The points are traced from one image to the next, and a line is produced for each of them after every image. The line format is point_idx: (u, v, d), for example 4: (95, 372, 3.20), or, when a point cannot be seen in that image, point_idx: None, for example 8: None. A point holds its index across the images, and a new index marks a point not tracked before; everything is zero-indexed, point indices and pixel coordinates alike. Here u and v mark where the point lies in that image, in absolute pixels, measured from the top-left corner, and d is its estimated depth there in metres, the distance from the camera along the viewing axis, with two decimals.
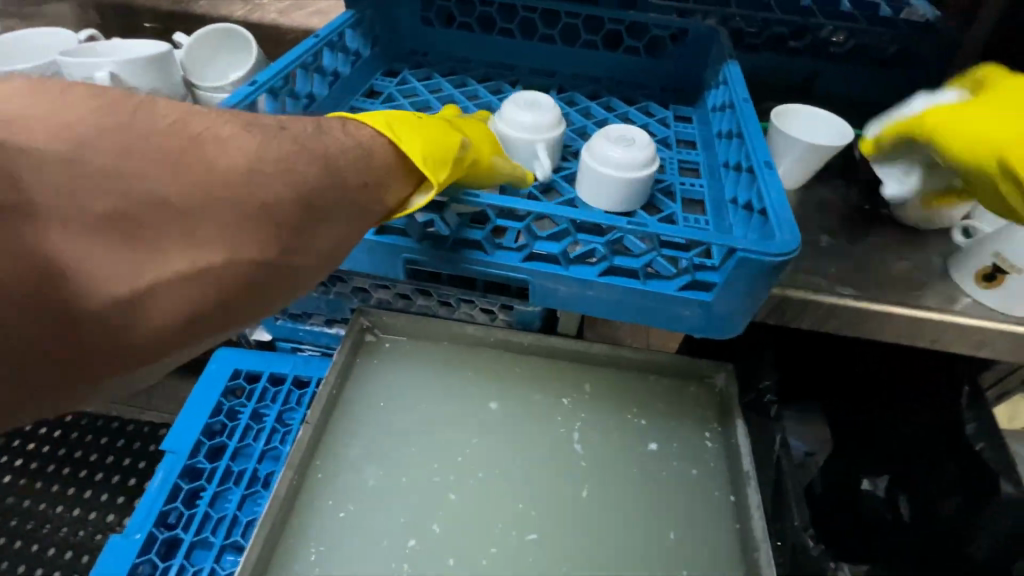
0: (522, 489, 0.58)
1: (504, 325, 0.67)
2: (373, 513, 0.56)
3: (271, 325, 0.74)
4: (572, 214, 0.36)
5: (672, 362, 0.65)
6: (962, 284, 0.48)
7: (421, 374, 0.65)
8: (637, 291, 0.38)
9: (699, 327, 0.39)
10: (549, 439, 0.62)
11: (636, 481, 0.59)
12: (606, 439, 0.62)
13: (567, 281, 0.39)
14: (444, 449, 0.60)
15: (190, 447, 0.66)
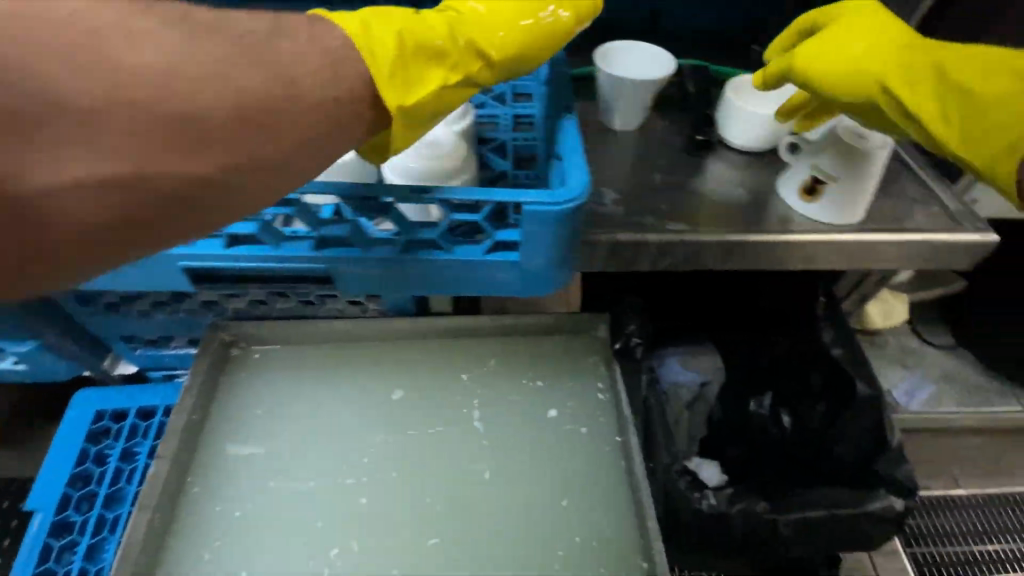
0: (408, 471, 0.55)
1: (377, 314, 0.64)
2: (247, 540, 0.50)
3: (130, 357, 0.67)
4: (347, 188, 0.32)
5: (556, 321, 0.64)
6: (789, 202, 0.48)
7: (297, 379, 0.60)
8: (442, 262, 0.35)
9: (518, 288, 0.37)
10: (436, 418, 0.58)
11: (533, 450, 0.56)
12: (495, 408, 0.59)
13: (367, 264, 0.35)
14: (327, 455, 0.55)
15: (56, 502, 0.61)
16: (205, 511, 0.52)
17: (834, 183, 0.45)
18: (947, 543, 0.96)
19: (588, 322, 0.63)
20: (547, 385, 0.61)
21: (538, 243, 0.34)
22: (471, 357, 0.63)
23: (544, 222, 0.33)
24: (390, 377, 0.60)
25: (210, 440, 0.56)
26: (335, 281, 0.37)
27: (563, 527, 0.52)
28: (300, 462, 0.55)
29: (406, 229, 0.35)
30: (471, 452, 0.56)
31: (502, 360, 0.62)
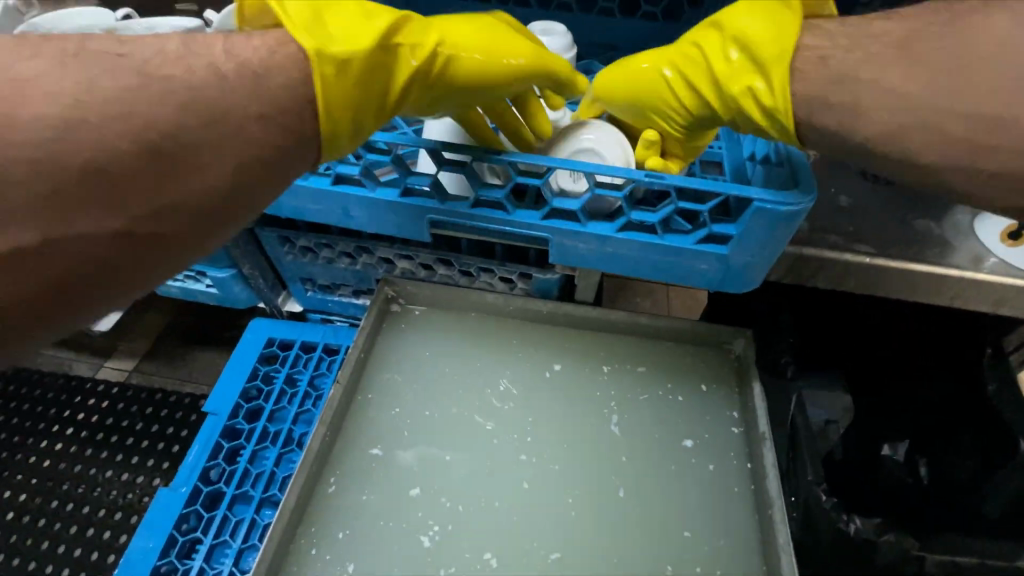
0: (546, 452, 0.59)
1: (524, 293, 0.69)
2: (398, 479, 0.58)
3: (302, 297, 0.76)
4: (595, 168, 0.36)
5: (694, 330, 0.66)
6: (984, 241, 0.47)
7: (451, 346, 0.67)
8: (656, 247, 0.38)
9: (718, 281, 0.39)
10: (576, 407, 0.62)
11: (661, 462, 0.59)
12: (630, 410, 0.62)
13: (585, 238, 0.39)
14: (471, 423, 0.61)
15: (229, 409, 0.70)
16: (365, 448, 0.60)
17: None
18: None
19: (725, 334, 0.65)
20: (688, 398, 0.63)
21: (756, 243, 0.36)
22: (606, 355, 0.66)
23: (770, 220, 0.35)
24: (540, 358, 0.66)
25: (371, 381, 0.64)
26: (548, 251, 0.41)
27: (678, 549, 0.54)
28: (451, 422, 0.61)
29: (630, 212, 0.38)
30: (604, 449, 0.60)
31: (641, 362, 0.65)
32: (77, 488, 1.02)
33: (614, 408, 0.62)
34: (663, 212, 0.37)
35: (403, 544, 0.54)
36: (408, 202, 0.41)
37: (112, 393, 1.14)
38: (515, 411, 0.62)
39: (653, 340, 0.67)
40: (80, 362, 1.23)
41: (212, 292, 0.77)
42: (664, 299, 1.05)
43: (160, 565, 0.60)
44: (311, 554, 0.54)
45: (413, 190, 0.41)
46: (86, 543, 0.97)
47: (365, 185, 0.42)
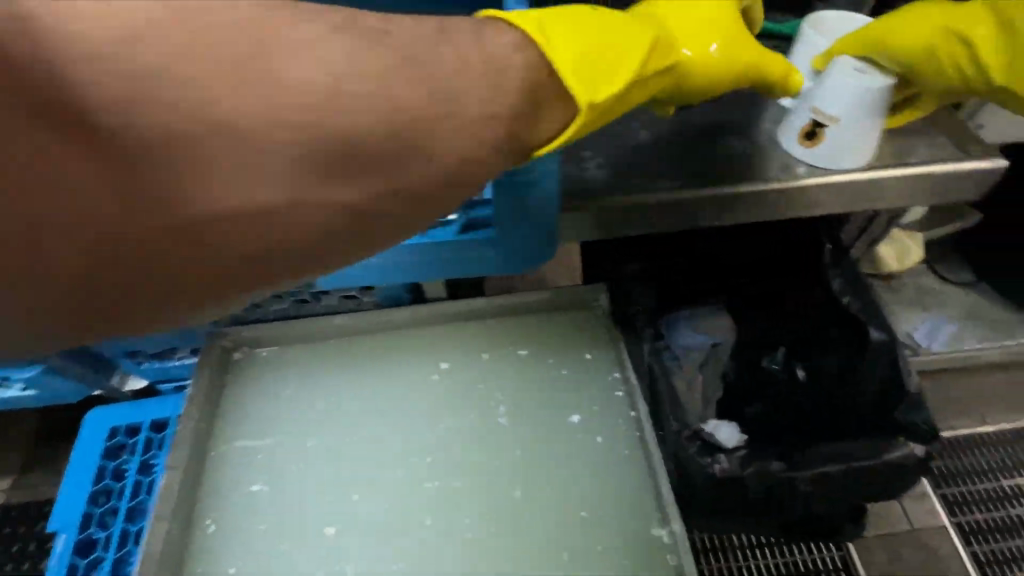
0: (433, 470, 0.55)
1: (373, 306, 0.63)
2: (270, 540, 0.52)
3: (137, 371, 0.69)
4: None
5: (557, 297, 0.63)
6: (786, 147, 0.46)
7: (310, 380, 0.61)
8: None
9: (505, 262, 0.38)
10: (457, 412, 0.58)
11: (547, 446, 0.56)
12: (514, 399, 0.58)
13: None
14: (345, 458, 0.56)
15: (80, 520, 0.62)
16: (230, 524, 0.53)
17: (835, 124, 0.43)
18: (972, 480, 0.96)
19: (589, 293, 0.62)
20: (570, 371, 0.59)
21: None
22: (478, 347, 0.62)
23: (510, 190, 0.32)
24: (408, 368, 0.61)
25: (225, 446, 0.57)
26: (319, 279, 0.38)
27: (575, 537, 0.51)
28: (325, 467, 0.56)
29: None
30: (492, 448, 0.56)
31: (516, 344, 0.62)
32: None
33: (496, 402, 0.58)
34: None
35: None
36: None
37: None
38: (393, 435, 0.57)
39: (520, 318, 0.63)
40: None
41: (30, 394, 0.66)
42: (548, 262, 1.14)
43: None
44: None
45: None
46: None
47: None
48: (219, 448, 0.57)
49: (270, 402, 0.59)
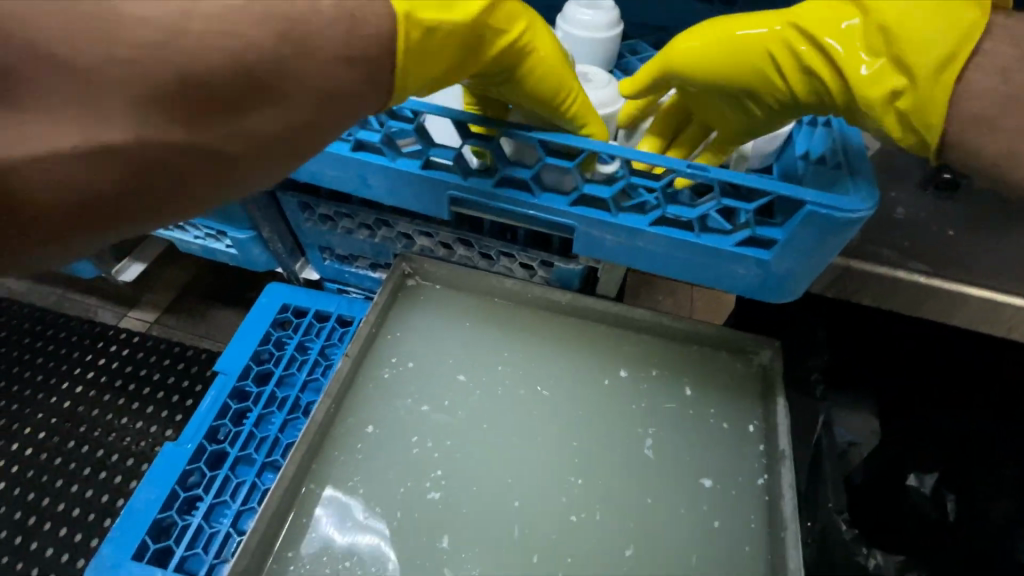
0: (562, 460, 0.57)
1: (543, 282, 0.65)
2: (395, 481, 0.56)
3: (318, 265, 0.75)
4: (632, 153, 0.32)
5: (720, 336, 0.62)
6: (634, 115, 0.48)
7: (470, 339, 0.65)
8: (688, 245, 0.34)
9: (753, 288, 0.35)
10: (594, 418, 0.59)
11: (673, 504, 0.54)
12: (663, 430, 0.58)
13: (614, 229, 0.35)
14: (477, 432, 0.58)
15: (239, 370, 0.70)
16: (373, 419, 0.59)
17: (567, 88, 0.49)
18: None
19: (753, 343, 0.61)
20: (729, 428, 0.58)
21: (797, 257, 0.33)
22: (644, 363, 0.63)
23: (821, 227, 0.31)
24: (557, 358, 0.63)
25: (388, 351, 0.64)
26: (574, 240, 0.37)
27: None
28: (467, 416, 0.59)
29: (666, 205, 0.34)
30: (623, 473, 0.56)
31: (671, 376, 0.61)
32: (91, 431, 1.05)
33: (652, 438, 0.58)
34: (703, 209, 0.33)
35: (406, 525, 0.53)
36: (426, 173, 0.38)
37: (131, 342, 1.16)
38: (536, 418, 0.59)
39: (677, 346, 0.63)
40: (103, 309, 1.25)
41: (232, 253, 0.76)
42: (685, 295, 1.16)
43: (160, 518, 0.60)
44: (288, 557, 0.52)
45: (435, 163, 0.38)
46: (97, 486, 0.99)
47: (386, 154, 0.39)
48: (382, 354, 0.63)
49: (434, 352, 0.63)
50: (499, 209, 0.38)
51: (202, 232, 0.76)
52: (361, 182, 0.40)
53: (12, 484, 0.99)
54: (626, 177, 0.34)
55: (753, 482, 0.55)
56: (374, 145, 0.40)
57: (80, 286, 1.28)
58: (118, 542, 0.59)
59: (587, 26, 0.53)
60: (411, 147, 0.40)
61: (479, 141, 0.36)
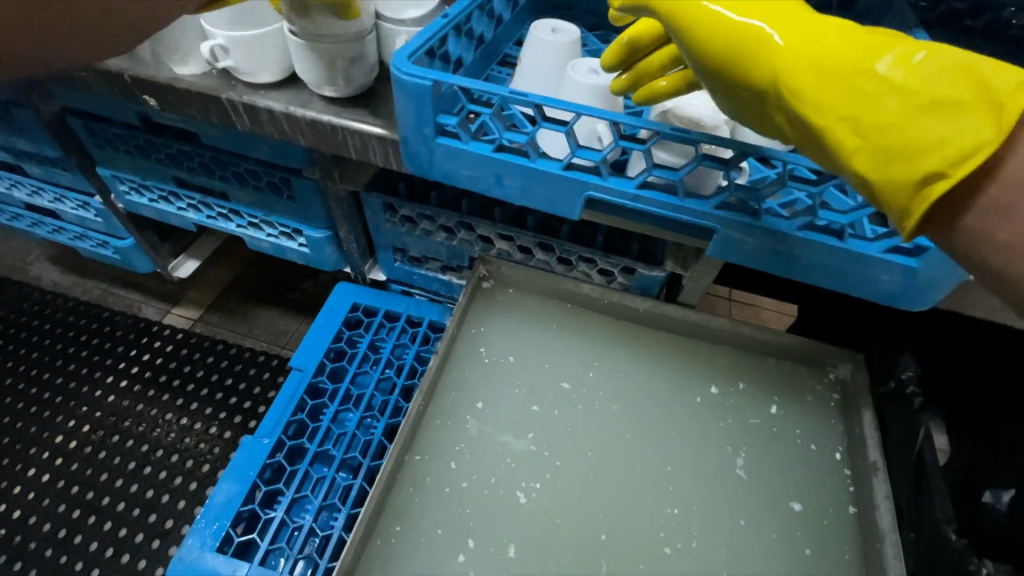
0: (652, 471, 0.57)
1: (620, 288, 0.66)
2: (487, 484, 0.56)
3: (388, 266, 0.76)
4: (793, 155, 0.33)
5: (799, 348, 0.63)
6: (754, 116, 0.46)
7: (552, 344, 0.66)
8: (837, 250, 0.35)
9: (895, 295, 0.36)
10: (679, 426, 0.60)
11: (763, 518, 0.54)
12: (752, 450, 0.58)
13: (758, 233, 0.36)
14: (565, 436, 0.59)
15: (315, 366, 0.70)
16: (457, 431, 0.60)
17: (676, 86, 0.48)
18: None
19: (834, 356, 0.61)
20: (818, 450, 0.58)
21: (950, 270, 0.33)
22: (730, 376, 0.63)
23: None
24: (638, 365, 0.64)
25: (470, 361, 0.64)
26: (711, 244, 0.38)
27: None
28: (552, 435, 0.59)
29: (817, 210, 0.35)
30: (713, 485, 0.56)
31: (755, 388, 0.62)
32: (136, 426, 1.03)
33: (745, 455, 0.58)
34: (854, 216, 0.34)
35: (494, 538, 0.54)
36: (569, 175, 0.39)
37: (175, 338, 1.14)
38: (625, 427, 0.60)
39: (753, 356, 0.64)
40: (147, 305, 1.25)
41: (304, 252, 0.76)
42: (727, 311, 1.17)
43: (242, 511, 0.61)
44: (381, 550, 0.53)
45: (576, 165, 0.39)
46: (141, 481, 0.97)
47: (527, 155, 0.39)
48: (464, 363, 0.64)
49: (520, 358, 0.65)
50: (636, 212, 0.39)
51: (275, 231, 0.77)
52: (496, 181, 0.41)
53: (55, 477, 0.97)
54: (781, 180, 0.35)
55: (844, 511, 0.55)
56: (513, 147, 0.41)
57: (123, 282, 1.29)
58: (202, 532, 0.59)
59: None
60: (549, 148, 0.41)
61: (631, 143, 0.37)
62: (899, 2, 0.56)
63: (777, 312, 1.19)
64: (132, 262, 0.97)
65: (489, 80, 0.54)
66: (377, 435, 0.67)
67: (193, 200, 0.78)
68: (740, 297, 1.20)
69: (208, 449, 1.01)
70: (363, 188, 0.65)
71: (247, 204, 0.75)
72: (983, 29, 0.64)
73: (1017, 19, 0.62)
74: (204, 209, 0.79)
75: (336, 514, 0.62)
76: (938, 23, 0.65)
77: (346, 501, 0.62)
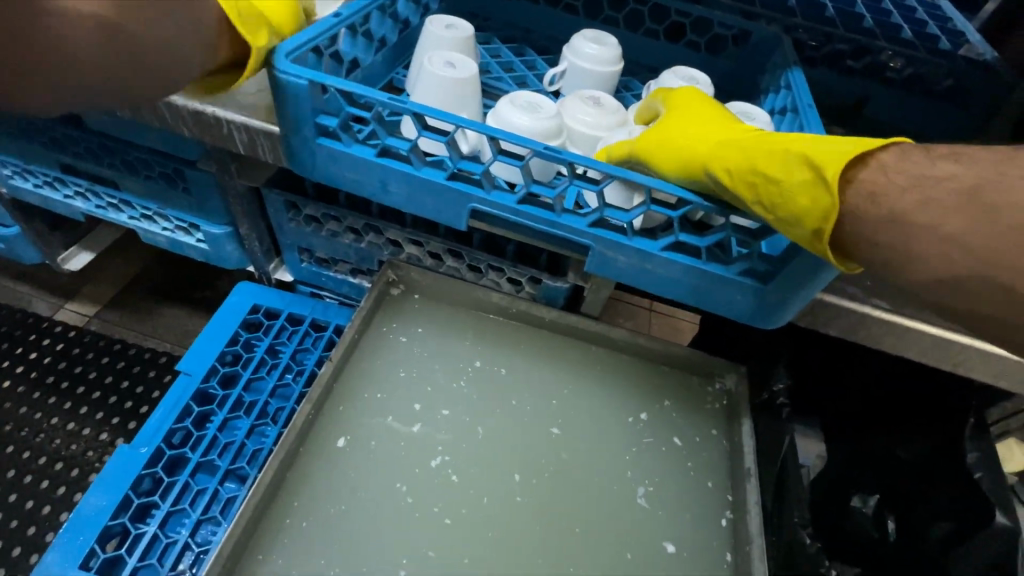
0: (556, 519, 0.56)
1: (528, 297, 0.67)
2: (379, 501, 0.55)
3: (294, 267, 0.72)
4: (653, 185, 0.37)
5: (695, 359, 0.65)
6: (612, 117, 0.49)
7: (459, 354, 0.65)
8: (695, 269, 0.40)
9: (748, 313, 0.41)
10: (593, 447, 0.61)
11: (641, 548, 0.55)
12: (657, 484, 0.59)
13: (628, 251, 0.40)
14: (473, 449, 0.59)
15: (204, 370, 0.67)
16: (355, 442, 0.58)
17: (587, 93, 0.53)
18: None
19: (721, 368, 0.65)
20: (714, 487, 0.59)
21: (779, 306, 0.39)
22: (628, 390, 0.65)
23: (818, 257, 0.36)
24: (554, 384, 0.64)
25: (375, 373, 0.63)
26: (587, 258, 0.42)
27: None
28: (464, 456, 0.59)
29: (678, 233, 0.39)
30: (609, 505, 0.57)
31: (664, 400, 0.64)
32: (12, 432, 0.93)
33: (645, 486, 0.58)
34: (710, 239, 0.39)
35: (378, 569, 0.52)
36: (454, 186, 0.40)
37: (66, 336, 1.05)
38: (520, 451, 0.60)
39: (649, 365, 0.67)
40: (35, 299, 1.14)
41: (202, 248, 0.71)
42: (647, 321, 1.21)
43: (110, 526, 0.56)
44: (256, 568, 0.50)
45: (461, 175, 0.40)
46: (21, 490, 0.87)
47: (411, 162, 0.40)
48: (384, 370, 0.63)
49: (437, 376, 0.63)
50: (521, 226, 0.41)
51: (171, 224, 0.72)
52: (380, 187, 0.42)
53: None
54: (646, 205, 0.38)
55: (721, 559, 0.55)
56: (398, 153, 0.41)
57: (8, 273, 1.17)
58: (64, 549, 0.54)
59: (591, 57, 0.56)
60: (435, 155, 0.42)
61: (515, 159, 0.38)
62: (784, 41, 0.60)
63: (692, 323, 1.24)
64: (15, 252, 0.88)
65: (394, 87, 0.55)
66: (268, 443, 0.64)
67: (79, 187, 0.72)
68: (659, 307, 1.25)
69: (96, 457, 0.93)
70: (263, 183, 0.62)
71: (140, 195, 0.70)
72: (863, 71, 0.69)
73: (893, 63, 0.68)
74: (91, 197, 0.73)
75: (216, 528, 0.59)
76: (825, 61, 0.70)
77: (228, 515, 0.59)
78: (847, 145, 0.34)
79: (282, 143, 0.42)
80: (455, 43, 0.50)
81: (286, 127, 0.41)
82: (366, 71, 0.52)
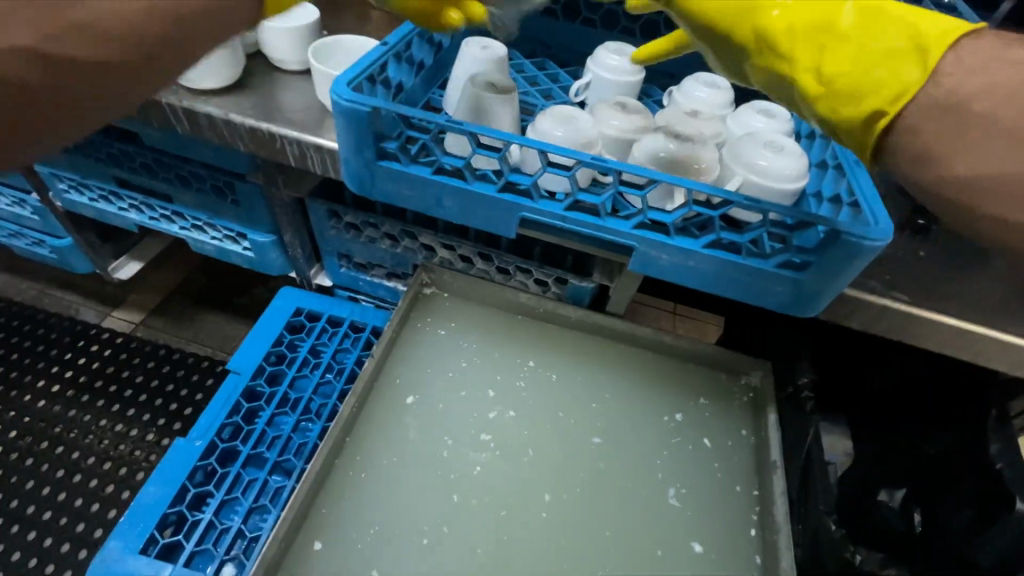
0: (593, 521, 0.58)
1: (555, 297, 0.70)
2: (421, 496, 0.58)
3: (334, 273, 0.77)
4: (694, 187, 0.40)
5: (719, 356, 0.67)
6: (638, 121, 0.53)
7: (494, 351, 0.69)
8: (736, 265, 0.42)
9: (788, 303, 0.43)
10: (627, 444, 0.63)
11: (671, 544, 0.57)
12: (687, 483, 0.61)
13: (671, 250, 0.43)
14: (509, 449, 0.62)
15: (252, 369, 0.71)
16: (399, 438, 0.61)
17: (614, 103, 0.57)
18: None
19: (745, 364, 0.67)
20: (743, 490, 0.60)
21: (818, 293, 0.42)
22: (654, 386, 0.67)
23: (854, 247, 0.38)
24: (585, 383, 0.67)
25: (415, 372, 0.66)
26: (631, 258, 0.44)
27: None
28: (501, 449, 0.62)
29: (719, 232, 0.42)
30: (641, 504, 0.59)
31: (694, 400, 0.66)
32: (67, 432, 0.99)
33: (676, 488, 0.60)
34: (749, 237, 0.42)
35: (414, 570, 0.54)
36: (503, 198, 0.43)
37: (114, 342, 1.11)
38: (553, 450, 0.62)
39: (673, 362, 0.69)
40: (86, 307, 1.21)
41: (248, 256, 0.76)
42: (669, 323, 1.22)
43: (168, 514, 0.61)
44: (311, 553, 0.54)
45: (510, 187, 0.44)
46: (70, 488, 0.93)
47: (463, 179, 0.44)
48: (423, 368, 0.67)
49: (472, 380, 0.66)
50: (568, 230, 0.44)
51: (219, 234, 0.77)
52: (435, 202, 0.45)
53: None
54: (687, 205, 0.41)
55: (750, 559, 0.56)
56: (450, 170, 0.45)
57: (60, 283, 1.24)
58: (126, 535, 0.59)
59: (614, 69, 0.60)
60: (483, 170, 0.45)
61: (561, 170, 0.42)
62: None
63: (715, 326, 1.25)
64: (69, 262, 0.94)
65: (429, 103, 0.59)
66: (312, 437, 0.68)
67: (134, 200, 0.78)
68: (682, 310, 1.26)
69: (143, 456, 0.98)
70: (307, 194, 0.67)
71: (191, 208, 0.75)
72: None
73: None
74: (145, 210, 0.79)
75: (266, 516, 0.63)
76: None
77: (277, 504, 0.63)
78: (910, 76, 0.34)
79: (341, 163, 0.45)
80: (490, 64, 0.54)
81: (348, 150, 0.44)
82: (408, 93, 0.56)
